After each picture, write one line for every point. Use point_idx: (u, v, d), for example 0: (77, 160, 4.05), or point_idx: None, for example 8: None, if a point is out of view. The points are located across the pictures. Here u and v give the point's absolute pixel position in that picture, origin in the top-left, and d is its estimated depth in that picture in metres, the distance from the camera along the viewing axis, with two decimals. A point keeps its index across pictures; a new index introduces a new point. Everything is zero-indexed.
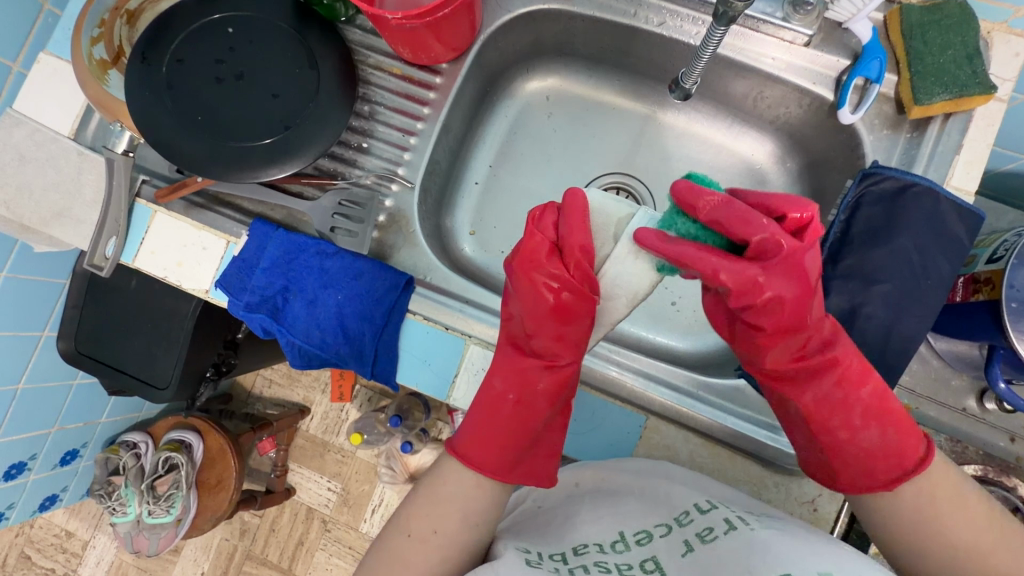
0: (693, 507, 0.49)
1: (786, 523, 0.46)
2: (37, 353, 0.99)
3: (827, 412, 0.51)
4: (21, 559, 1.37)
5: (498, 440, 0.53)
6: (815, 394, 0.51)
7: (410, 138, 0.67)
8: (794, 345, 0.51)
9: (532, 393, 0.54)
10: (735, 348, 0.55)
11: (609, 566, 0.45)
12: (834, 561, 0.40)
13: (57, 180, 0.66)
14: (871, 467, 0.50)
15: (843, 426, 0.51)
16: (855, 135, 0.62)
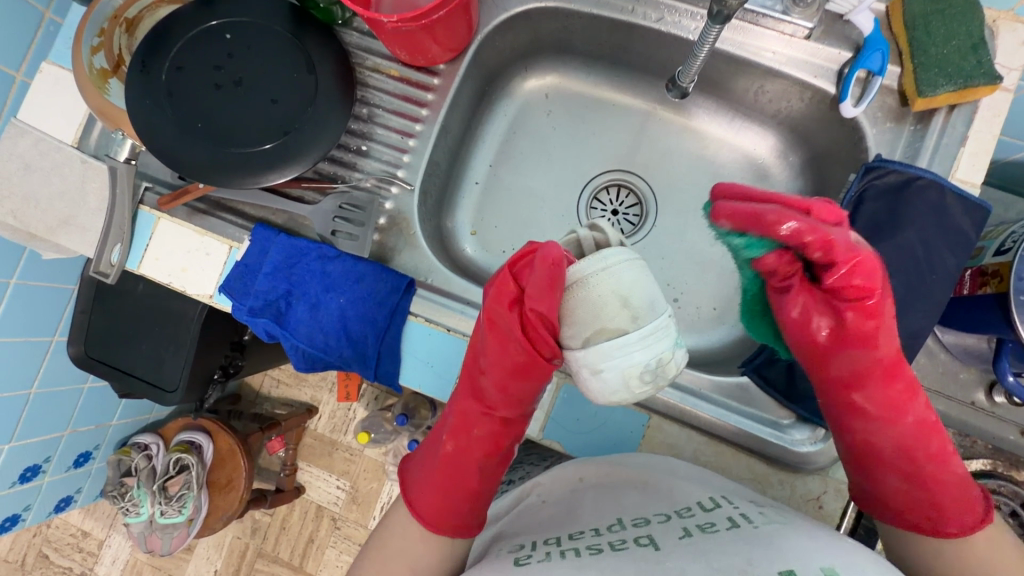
0: (696, 503, 0.49)
1: (789, 518, 0.46)
2: (48, 358, 1.01)
3: (922, 441, 0.54)
4: (39, 558, 1.40)
5: (439, 484, 0.57)
6: (917, 414, 0.54)
7: (409, 140, 0.67)
8: (876, 355, 0.54)
9: (468, 440, 0.57)
10: (851, 354, 0.55)
11: (602, 547, 0.46)
12: (836, 558, 0.39)
13: (62, 188, 0.67)
14: (955, 504, 0.52)
15: (934, 453, 0.54)
16: (857, 128, 0.62)
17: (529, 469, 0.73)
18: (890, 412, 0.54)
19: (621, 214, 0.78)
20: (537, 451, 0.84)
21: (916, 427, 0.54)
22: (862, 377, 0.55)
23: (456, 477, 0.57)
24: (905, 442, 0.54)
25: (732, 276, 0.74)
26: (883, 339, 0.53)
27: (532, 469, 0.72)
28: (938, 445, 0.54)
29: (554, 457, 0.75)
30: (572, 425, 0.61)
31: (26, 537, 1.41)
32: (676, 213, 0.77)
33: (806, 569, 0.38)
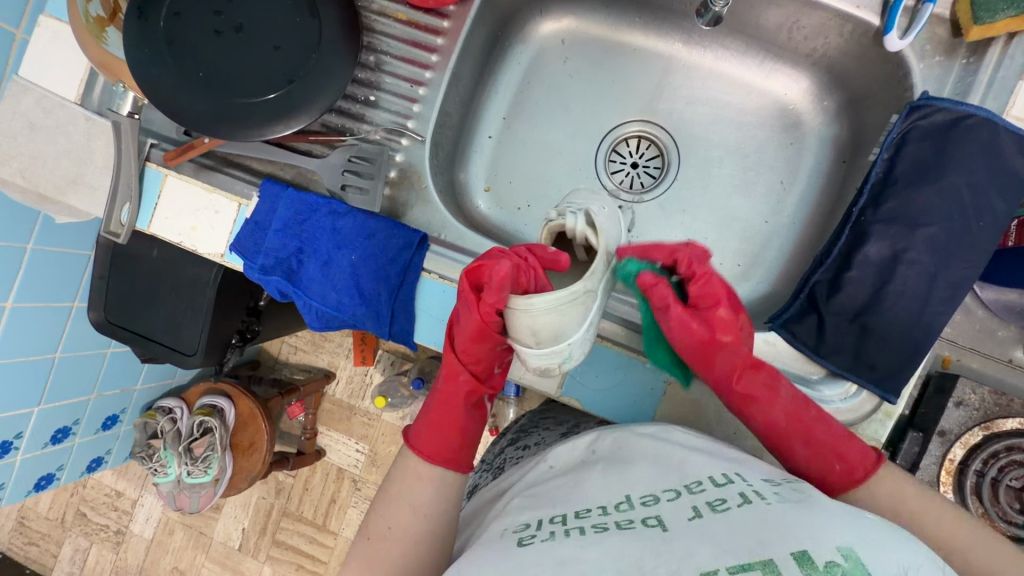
0: (707, 478, 0.45)
1: (807, 495, 0.41)
2: (70, 323, 1.02)
3: (804, 411, 0.51)
4: (78, 516, 1.47)
5: (443, 425, 0.56)
6: (787, 391, 0.52)
7: (419, 88, 0.64)
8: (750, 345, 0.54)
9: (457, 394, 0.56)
10: (722, 349, 0.52)
11: (608, 525, 0.42)
12: (851, 533, 0.36)
13: (69, 146, 0.66)
14: (859, 449, 0.50)
15: (818, 416, 0.51)
16: (902, 64, 0.57)
17: (545, 435, 0.72)
18: (770, 386, 0.52)
19: (641, 166, 0.75)
20: (552, 415, 0.83)
21: (793, 397, 0.52)
22: (740, 371, 0.53)
23: (461, 422, 0.56)
24: (792, 414, 0.51)
25: (757, 230, 0.71)
26: (744, 338, 0.53)
27: (548, 436, 0.71)
28: (819, 406, 0.52)
29: (571, 423, 0.74)
30: (591, 380, 0.60)
31: (65, 496, 1.47)
32: (700, 164, 0.73)
33: (823, 551, 0.34)
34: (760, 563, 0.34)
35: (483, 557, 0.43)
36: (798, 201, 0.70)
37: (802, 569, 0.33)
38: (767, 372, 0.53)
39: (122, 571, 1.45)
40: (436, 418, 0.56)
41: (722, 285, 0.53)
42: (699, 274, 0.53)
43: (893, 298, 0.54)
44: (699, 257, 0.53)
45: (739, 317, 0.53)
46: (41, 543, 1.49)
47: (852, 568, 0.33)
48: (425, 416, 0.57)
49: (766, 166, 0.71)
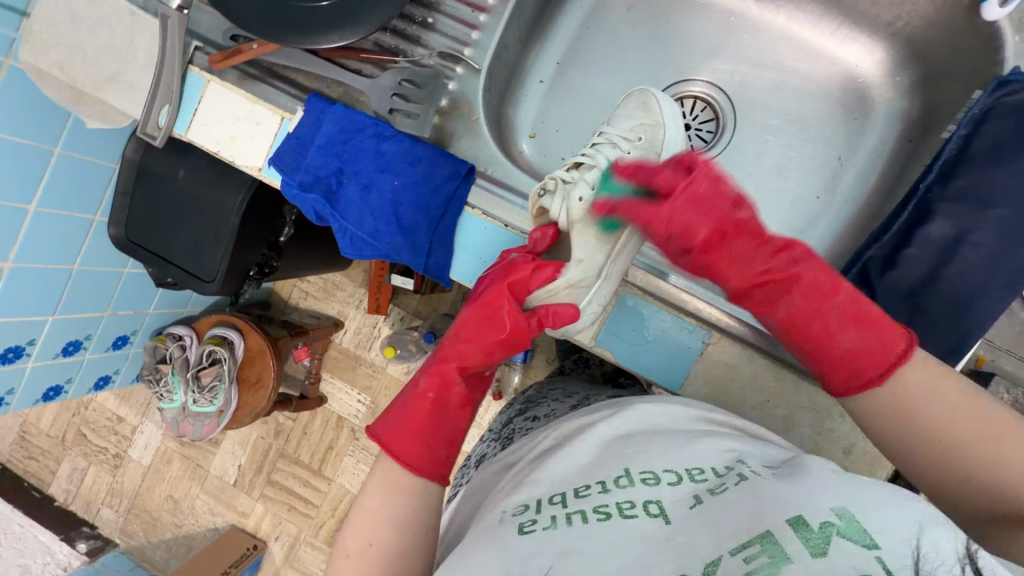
0: (708, 465, 0.42)
1: (805, 467, 0.39)
2: (90, 236, 1.00)
3: (802, 323, 0.49)
4: (78, 436, 1.48)
5: (414, 435, 0.52)
6: (788, 307, 0.49)
7: (480, 15, 0.61)
8: (755, 266, 0.50)
9: (434, 399, 0.53)
10: (721, 262, 0.51)
11: (609, 510, 0.39)
12: (845, 495, 0.35)
13: (110, 41, 0.63)
14: (860, 367, 0.46)
15: (820, 330, 0.48)
16: (995, 36, 0.54)
17: (555, 407, 0.69)
18: (767, 300, 0.51)
19: (694, 129, 0.71)
20: (561, 388, 0.81)
21: (805, 297, 0.49)
22: (758, 281, 0.50)
23: (428, 428, 0.52)
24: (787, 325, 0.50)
25: (807, 205, 0.68)
26: (726, 265, 0.51)
27: (557, 407, 0.68)
28: (827, 316, 0.48)
29: (580, 397, 0.71)
30: (625, 334, 0.59)
31: (66, 415, 1.48)
32: (756, 132, 0.70)
33: (816, 513, 0.34)
34: (758, 536, 0.34)
35: (482, 548, 0.41)
36: (854, 179, 0.67)
37: (797, 534, 0.33)
38: (782, 281, 0.49)
39: (118, 493, 1.48)
40: (405, 415, 0.53)
41: (694, 212, 0.50)
42: (674, 227, 0.50)
43: (950, 279, 0.53)
44: (663, 206, 0.50)
45: (733, 243, 0.50)
46: (40, 458, 1.51)
47: (847, 528, 0.33)
48: (390, 425, 0.53)
49: (824, 140, 0.69)
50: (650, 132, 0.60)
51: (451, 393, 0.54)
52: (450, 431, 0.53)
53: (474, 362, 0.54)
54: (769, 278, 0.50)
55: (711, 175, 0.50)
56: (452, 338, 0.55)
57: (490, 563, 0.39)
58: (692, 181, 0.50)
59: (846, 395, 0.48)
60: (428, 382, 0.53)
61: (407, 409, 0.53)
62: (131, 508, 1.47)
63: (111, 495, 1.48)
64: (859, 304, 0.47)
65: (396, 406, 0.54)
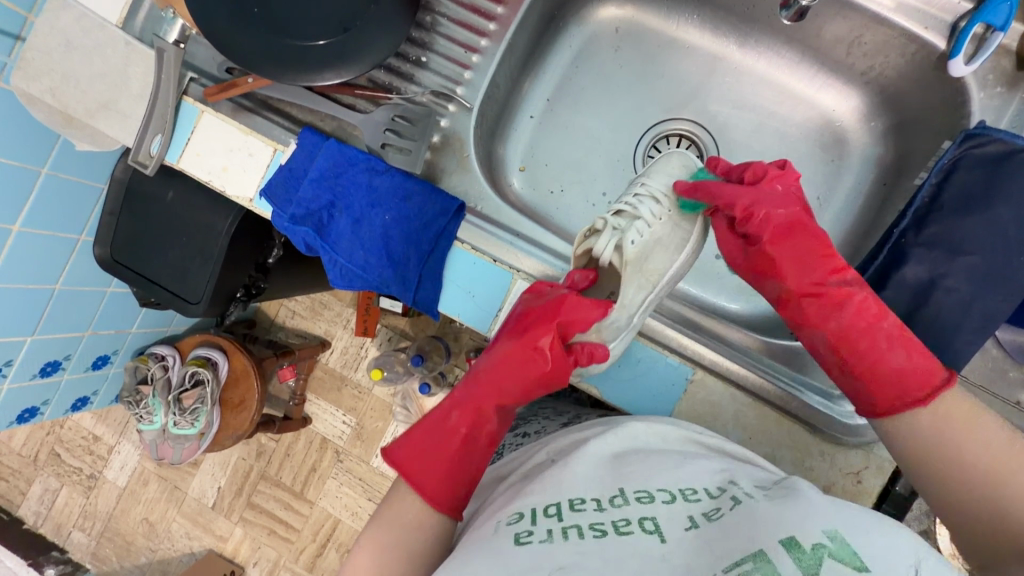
0: (701, 486, 0.43)
1: (794, 490, 0.41)
2: (74, 256, 0.99)
3: (855, 338, 0.51)
4: (52, 456, 1.44)
5: (441, 465, 0.52)
6: (839, 322, 0.51)
7: (473, 55, 0.63)
8: (813, 275, 0.53)
9: (471, 430, 0.54)
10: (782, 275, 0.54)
11: (606, 528, 0.40)
12: (835, 521, 0.36)
13: (103, 70, 0.63)
14: (906, 388, 0.49)
15: (869, 349, 0.50)
16: (961, 91, 0.57)
17: (545, 424, 0.69)
18: (826, 311, 0.52)
19: None
20: (551, 407, 0.80)
21: (858, 314, 0.51)
22: (822, 287, 0.52)
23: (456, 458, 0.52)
24: (835, 342, 0.52)
25: None
26: (789, 266, 0.54)
27: (548, 424, 0.68)
28: (875, 334, 0.50)
29: (571, 415, 0.71)
30: (612, 370, 0.60)
31: (40, 434, 1.44)
32: None
33: (809, 535, 0.35)
34: (751, 555, 0.34)
35: (478, 555, 0.41)
36: (832, 218, 0.70)
37: (790, 554, 0.34)
38: (834, 302, 0.52)
39: (91, 516, 1.43)
40: (434, 447, 0.52)
41: (779, 217, 0.54)
42: (739, 211, 0.54)
43: (925, 322, 0.54)
44: (765, 191, 0.55)
45: (802, 236, 0.54)
46: (11, 478, 1.46)
47: (839, 550, 0.34)
48: (416, 453, 0.52)
49: (803, 180, 0.71)
50: (698, 194, 0.61)
51: (482, 431, 0.54)
52: (475, 468, 0.53)
53: (509, 398, 0.56)
54: (822, 294, 0.52)
55: (776, 190, 0.55)
56: (488, 370, 0.56)
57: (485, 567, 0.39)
58: (760, 204, 0.54)
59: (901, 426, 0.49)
60: (461, 417, 0.54)
61: (437, 442, 0.53)
62: (104, 531, 1.43)
63: (83, 518, 1.43)
64: (902, 326, 0.51)
65: (421, 436, 0.53)
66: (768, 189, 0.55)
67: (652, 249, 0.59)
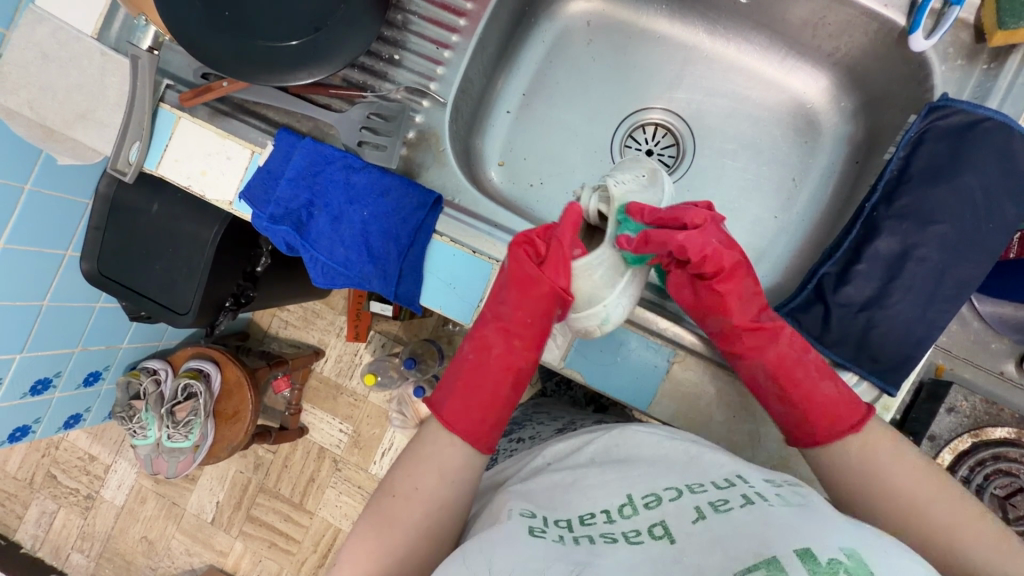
0: (709, 480, 0.43)
1: (806, 499, 0.40)
2: (61, 271, 0.99)
3: (789, 370, 0.52)
4: (48, 478, 1.43)
5: (460, 389, 0.54)
6: (776, 351, 0.53)
7: (445, 51, 0.64)
8: (753, 309, 0.54)
9: (483, 355, 0.55)
10: (732, 309, 0.53)
11: (616, 536, 0.40)
12: (854, 536, 0.36)
13: (80, 80, 0.63)
14: (840, 414, 0.50)
15: (803, 383, 0.52)
16: (924, 65, 0.58)
17: (539, 430, 0.69)
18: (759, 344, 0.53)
19: (656, 154, 0.75)
20: (546, 411, 0.81)
21: (790, 347, 0.53)
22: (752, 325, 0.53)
23: (470, 384, 0.54)
24: (773, 373, 0.53)
25: (766, 225, 0.71)
26: (737, 304, 0.53)
27: (541, 431, 0.68)
28: (806, 367, 0.53)
29: (566, 419, 0.71)
30: (594, 355, 0.60)
31: (36, 456, 1.43)
32: (715, 156, 0.73)
33: (825, 548, 0.34)
34: (764, 562, 0.34)
35: (493, 543, 0.41)
36: (808, 199, 0.71)
37: (805, 564, 0.33)
38: (768, 333, 0.53)
39: (89, 537, 1.42)
40: (454, 377, 0.55)
41: (724, 252, 0.53)
42: (700, 256, 0.51)
43: (900, 293, 0.55)
44: (701, 238, 0.52)
45: (741, 284, 0.54)
46: (8, 502, 1.45)
47: (855, 566, 0.33)
48: (444, 385, 0.55)
49: (778, 162, 0.72)
50: (652, 174, 0.61)
51: (491, 355, 0.55)
52: (490, 395, 0.54)
53: (515, 320, 0.55)
54: (761, 327, 0.53)
55: (718, 232, 0.54)
56: (493, 299, 0.56)
57: (507, 556, 0.39)
58: (709, 235, 0.53)
59: (822, 443, 0.51)
60: (471, 346, 0.56)
61: (455, 371, 0.56)
62: (103, 552, 1.41)
63: (81, 539, 1.42)
64: (824, 360, 0.54)
65: (447, 371, 0.57)
66: (711, 229, 0.53)
67: (639, 199, 0.58)
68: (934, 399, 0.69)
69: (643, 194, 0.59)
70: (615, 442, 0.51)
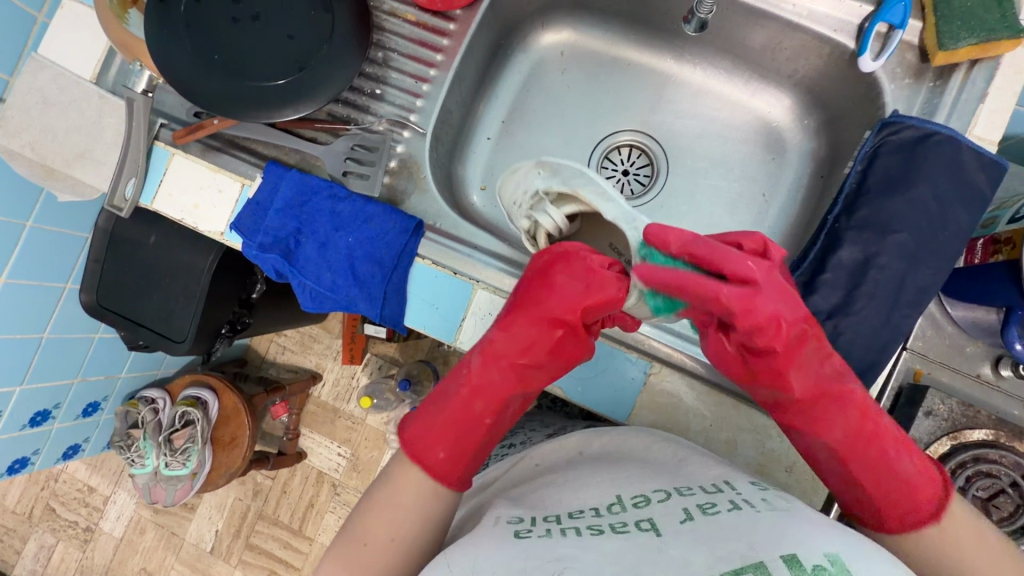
0: (697, 484, 0.45)
1: (795, 505, 0.42)
2: (61, 304, 1.01)
3: (860, 448, 0.49)
4: (47, 511, 1.43)
5: (461, 443, 0.52)
6: (844, 427, 0.49)
7: (423, 84, 0.68)
8: (823, 372, 0.49)
9: (503, 413, 0.54)
10: (791, 372, 0.48)
11: (603, 527, 0.42)
12: (839, 544, 0.37)
13: (79, 122, 0.67)
14: (915, 501, 0.47)
15: (879, 458, 0.49)
16: (875, 85, 0.62)
17: (530, 435, 0.71)
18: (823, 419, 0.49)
19: (632, 174, 0.78)
20: (537, 420, 0.82)
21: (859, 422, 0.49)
22: (819, 392, 0.49)
23: (476, 440, 0.53)
24: (837, 451, 0.50)
25: None
26: (799, 371, 0.48)
27: (533, 436, 0.70)
28: (881, 442, 0.49)
29: (557, 426, 0.73)
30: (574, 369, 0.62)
31: (35, 489, 1.44)
32: (688, 174, 0.76)
33: (811, 555, 0.35)
34: (751, 565, 0.35)
35: (479, 544, 0.42)
36: (778, 213, 0.73)
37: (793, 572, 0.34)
38: (834, 400, 0.49)
39: (87, 570, 1.41)
40: (448, 429, 0.52)
41: (788, 310, 0.45)
42: (746, 302, 0.44)
43: (864, 300, 0.57)
44: (750, 264, 0.45)
45: (806, 349, 0.47)
46: (6, 537, 1.45)
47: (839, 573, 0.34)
48: (430, 433, 0.52)
49: (749, 178, 0.75)
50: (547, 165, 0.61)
51: (505, 411, 0.55)
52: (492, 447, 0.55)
53: (533, 378, 0.55)
54: (826, 393, 0.49)
55: (775, 277, 0.46)
56: (504, 344, 0.54)
57: (490, 558, 0.40)
58: (763, 289, 0.45)
59: (902, 531, 0.47)
60: (477, 398, 0.53)
61: (453, 419, 0.53)
62: None
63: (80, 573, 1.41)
64: (903, 433, 0.51)
65: (432, 414, 0.53)
66: (769, 285, 0.45)
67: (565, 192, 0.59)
68: (911, 404, 0.68)
69: (562, 179, 0.59)
70: (607, 447, 0.54)
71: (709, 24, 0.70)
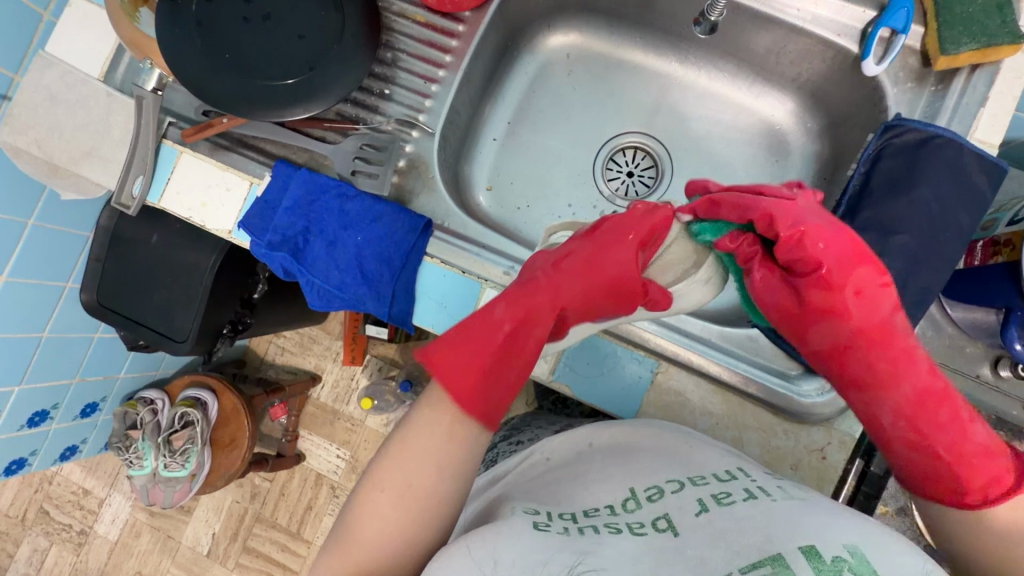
0: (711, 472, 0.46)
1: (808, 494, 0.43)
2: (61, 303, 1.01)
3: (930, 404, 0.47)
4: (40, 514, 1.41)
5: (475, 363, 0.47)
6: (913, 383, 0.48)
7: (432, 85, 0.68)
8: (878, 315, 0.49)
9: (528, 330, 0.49)
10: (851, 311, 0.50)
11: (620, 527, 0.42)
12: (857, 534, 0.37)
13: (86, 120, 0.67)
14: (993, 471, 0.44)
15: (939, 423, 0.47)
16: (878, 88, 0.63)
17: (538, 432, 0.71)
18: (889, 366, 0.49)
19: (636, 176, 0.78)
20: (542, 417, 0.83)
21: (930, 376, 0.48)
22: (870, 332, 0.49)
23: (492, 361, 0.47)
24: (900, 403, 0.48)
25: None
26: (855, 305, 0.49)
27: (540, 433, 0.70)
28: (954, 404, 0.47)
29: (563, 423, 0.73)
30: (581, 367, 0.63)
31: (29, 492, 1.42)
32: (692, 176, 0.77)
33: (830, 547, 0.35)
34: (769, 559, 0.35)
35: (498, 531, 0.41)
36: None
37: (811, 563, 0.34)
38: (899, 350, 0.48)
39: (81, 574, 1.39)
40: (465, 345, 0.48)
41: (835, 256, 0.49)
42: (812, 257, 0.49)
43: None
44: (814, 218, 0.49)
45: (861, 278, 0.49)
46: None
47: (858, 564, 0.34)
48: (449, 349, 0.47)
49: (752, 180, 0.76)
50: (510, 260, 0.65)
51: (528, 330, 0.49)
52: (511, 380, 0.48)
53: (570, 292, 0.51)
54: (885, 341, 0.49)
55: (818, 220, 0.49)
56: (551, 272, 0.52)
57: (510, 549, 0.40)
58: (810, 234, 0.49)
59: (973, 507, 0.44)
60: (504, 312, 0.49)
61: (474, 338, 0.48)
62: None
63: None
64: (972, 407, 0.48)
65: (457, 337, 0.48)
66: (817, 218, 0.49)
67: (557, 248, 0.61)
68: None
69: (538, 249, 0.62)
70: (615, 436, 0.54)
71: (717, 28, 0.71)
